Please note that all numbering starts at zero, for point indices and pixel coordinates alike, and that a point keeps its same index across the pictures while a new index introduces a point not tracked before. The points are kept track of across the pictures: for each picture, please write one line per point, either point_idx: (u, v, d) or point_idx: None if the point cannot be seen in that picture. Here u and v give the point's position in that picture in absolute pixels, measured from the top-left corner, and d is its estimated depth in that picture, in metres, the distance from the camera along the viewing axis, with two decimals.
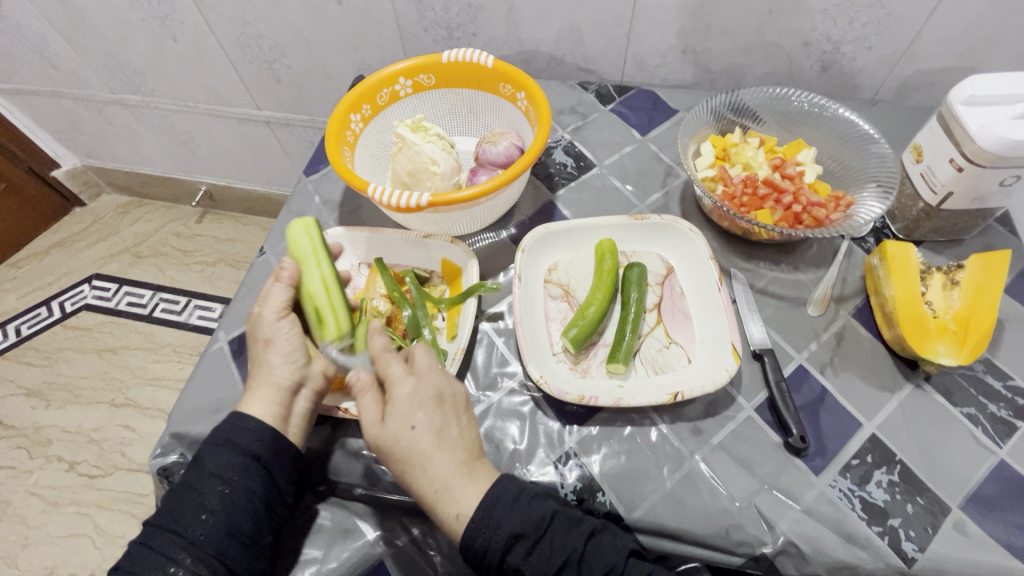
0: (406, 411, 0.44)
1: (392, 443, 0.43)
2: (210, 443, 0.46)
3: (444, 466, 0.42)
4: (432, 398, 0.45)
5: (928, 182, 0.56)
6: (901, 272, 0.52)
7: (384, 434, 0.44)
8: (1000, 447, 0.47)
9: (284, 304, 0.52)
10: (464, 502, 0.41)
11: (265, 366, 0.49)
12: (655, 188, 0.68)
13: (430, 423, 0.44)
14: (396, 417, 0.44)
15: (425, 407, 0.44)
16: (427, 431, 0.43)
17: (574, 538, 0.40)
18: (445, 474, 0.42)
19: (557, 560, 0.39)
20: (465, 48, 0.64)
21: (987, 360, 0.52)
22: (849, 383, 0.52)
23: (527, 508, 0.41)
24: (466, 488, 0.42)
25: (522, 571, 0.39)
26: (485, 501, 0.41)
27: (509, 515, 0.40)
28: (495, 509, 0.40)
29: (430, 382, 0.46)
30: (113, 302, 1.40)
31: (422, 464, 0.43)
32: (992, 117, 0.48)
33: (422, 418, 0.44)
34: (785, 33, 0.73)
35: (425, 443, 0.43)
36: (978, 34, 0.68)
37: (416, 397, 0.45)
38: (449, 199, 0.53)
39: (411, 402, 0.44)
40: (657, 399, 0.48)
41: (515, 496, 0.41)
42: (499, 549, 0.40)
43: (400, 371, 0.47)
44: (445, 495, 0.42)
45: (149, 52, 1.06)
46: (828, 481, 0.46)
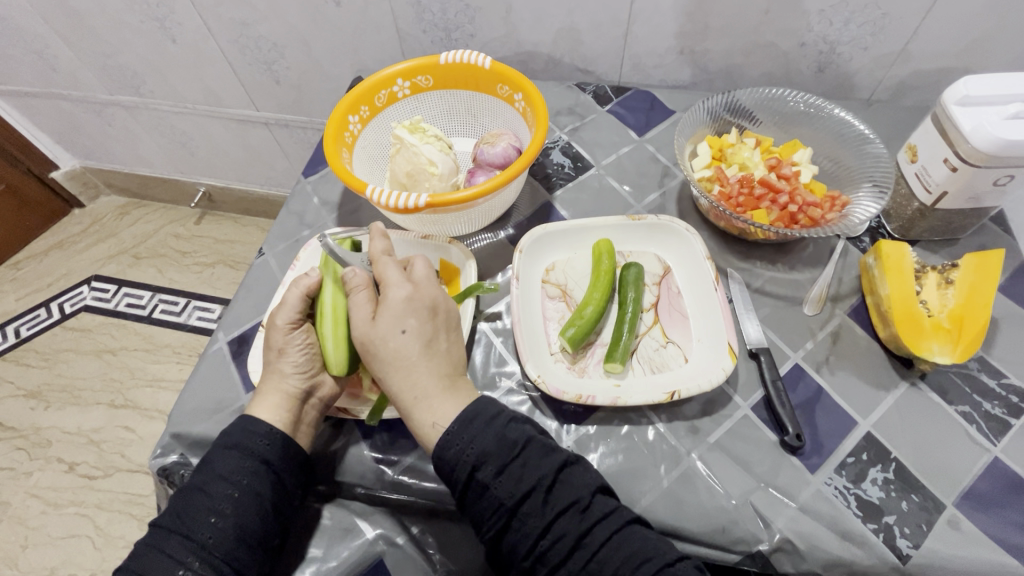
0: (399, 313, 0.46)
1: (382, 343, 0.46)
2: (220, 446, 0.47)
3: (427, 377, 0.45)
4: (426, 308, 0.48)
5: (923, 181, 0.56)
6: (895, 271, 0.52)
7: (374, 330, 0.46)
8: (994, 444, 0.47)
9: (298, 314, 0.51)
10: (441, 413, 0.44)
11: (276, 373, 0.50)
12: (652, 188, 0.68)
13: (421, 333, 0.46)
14: (389, 316, 0.46)
15: (418, 316, 0.47)
16: (418, 338, 0.46)
17: (546, 465, 0.41)
18: (427, 384, 0.45)
19: (526, 483, 0.40)
20: (462, 50, 0.64)
21: (982, 359, 0.52)
22: (845, 382, 0.52)
23: (502, 430, 0.42)
24: (445, 402, 0.44)
25: (490, 490, 0.40)
26: (465, 417, 0.42)
27: (484, 433, 0.42)
28: (469, 426, 0.42)
29: (426, 292, 0.48)
30: (113, 303, 1.40)
31: (407, 367, 0.45)
32: (986, 117, 0.48)
33: (414, 324, 0.46)
34: (781, 34, 0.74)
35: (414, 350, 0.46)
36: (973, 35, 0.69)
37: (410, 303, 0.47)
38: (447, 200, 0.53)
39: (405, 305, 0.47)
40: (654, 398, 0.49)
41: (493, 416, 0.43)
42: (469, 466, 0.41)
43: (397, 277, 0.49)
44: (422, 404, 0.44)
45: (147, 53, 1.07)
46: (823, 478, 0.47)
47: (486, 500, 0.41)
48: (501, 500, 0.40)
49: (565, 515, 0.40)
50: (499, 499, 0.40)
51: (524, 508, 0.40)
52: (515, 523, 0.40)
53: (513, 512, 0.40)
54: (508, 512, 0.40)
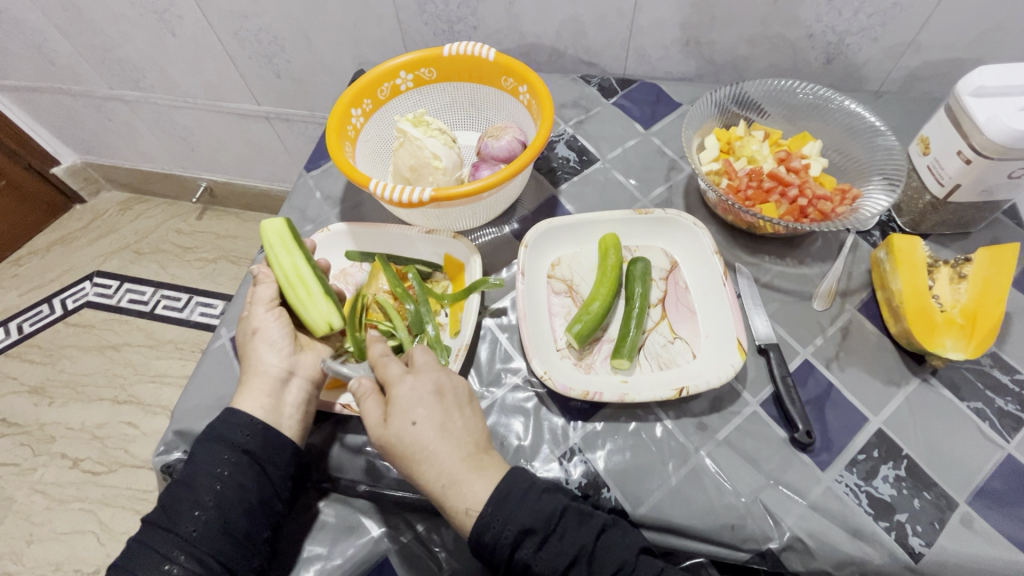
0: (404, 409, 0.43)
1: (396, 439, 0.43)
2: (205, 440, 0.47)
3: (450, 461, 0.42)
4: (431, 393, 0.45)
5: (935, 174, 0.55)
6: (908, 265, 0.51)
7: (386, 433, 0.43)
8: (1007, 441, 0.47)
9: (269, 296, 0.52)
10: (472, 497, 0.41)
11: (255, 358, 0.49)
12: (658, 181, 0.67)
13: (431, 418, 0.43)
14: (396, 414, 0.43)
15: (426, 403, 0.44)
16: (429, 426, 0.43)
17: (584, 532, 0.41)
18: (452, 469, 0.42)
19: (568, 553, 0.40)
20: (466, 41, 0.63)
21: (994, 354, 0.51)
22: (855, 378, 0.51)
23: (536, 503, 0.41)
24: (474, 484, 0.42)
25: (532, 566, 0.40)
26: (495, 498, 0.41)
27: (518, 510, 0.40)
28: (503, 505, 0.40)
29: (428, 377, 0.45)
30: (115, 299, 1.40)
31: (427, 457, 0.42)
32: (1001, 109, 0.48)
33: (423, 413, 0.43)
34: (789, 25, 0.73)
35: (429, 438, 0.43)
36: (985, 25, 0.68)
37: (416, 393, 0.44)
38: (451, 194, 0.52)
39: (411, 399, 0.44)
40: (662, 394, 0.48)
41: (525, 491, 0.41)
42: (509, 545, 0.40)
43: (399, 371, 0.46)
44: (452, 491, 0.42)
45: (147, 47, 1.06)
46: (834, 476, 0.46)
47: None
48: (546, 575, 0.40)
49: None
50: (543, 575, 0.40)
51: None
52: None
53: None
54: None
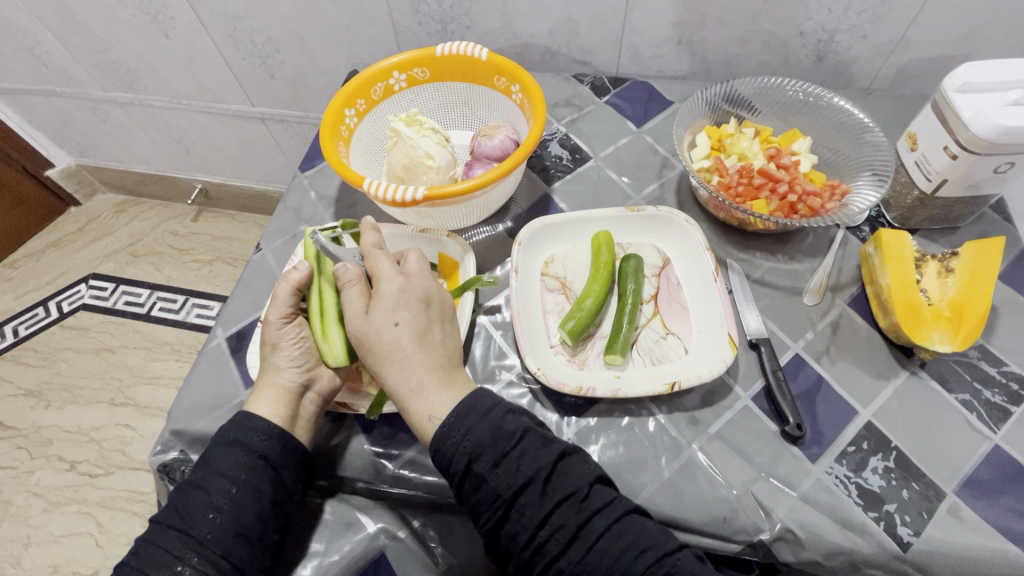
0: (389, 306, 0.46)
1: (375, 334, 0.46)
2: (220, 442, 0.46)
3: (421, 367, 0.45)
4: (419, 299, 0.47)
5: (922, 169, 0.56)
6: (897, 259, 0.52)
7: (366, 323, 0.46)
8: (994, 432, 0.48)
9: (288, 309, 0.52)
10: (437, 406, 0.44)
11: (272, 367, 0.50)
12: (651, 179, 0.67)
13: (413, 324, 0.46)
14: (378, 311, 0.46)
15: (411, 308, 0.47)
16: (409, 330, 0.46)
17: (544, 455, 0.42)
18: (421, 375, 0.45)
19: (524, 474, 0.40)
20: (459, 41, 0.64)
21: (982, 347, 0.52)
22: (845, 372, 0.52)
23: (499, 421, 0.42)
24: (439, 393, 0.44)
25: (487, 482, 0.41)
26: (460, 410, 0.43)
27: (479, 424, 0.42)
28: (466, 416, 0.42)
29: (417, 284, 0.48)
30: (111, 302, 1.40)
31: (399, 359, 0.45)
32: (986, 105, 0.48)
33: (407, 317, 0.46)
34: (779, 23, 0.76)
35: (407, 342, 0.46)
36: (970, 24, 0.70)
37: (401, 296, 0.47)
38: (444, 192, 0.53)
39: (398, 299, 0.47)
40: (654, 389, 0.49)
41: (488, 410, 0.43)
42: (467, 456, 0.41)
43: (390, 270, 0.49)
44: (416, 396, 0.44)
45: (141, 49, 1.06)
46: (824, 467, 0.47)
47: (482, 492, 0.41)
48: (498, 491, 0.40)
49: (563, 506, 0.40)
50: (497, 491, 0.40)
51: (522, 499, 0.40)
52: (513, 514, 0.40)
53: (510, 504, 0.40)
54: (506, 505, 0.40)
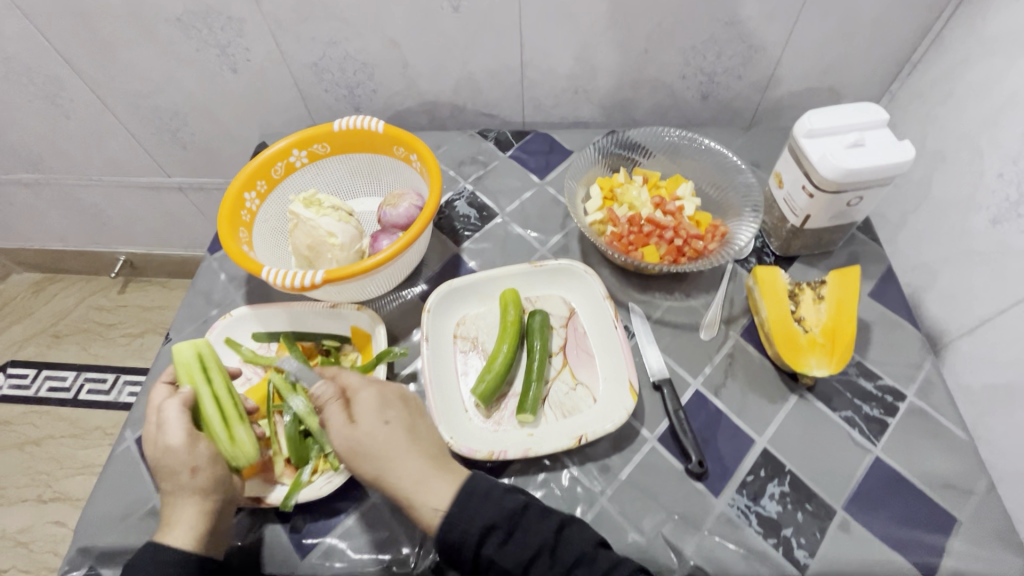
0: (374, 408, 0.47)
1: (366, 438, 0.45)
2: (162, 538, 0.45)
3: (419, 461, 0.45)
4: (397, 398, 0.49)
5: (789, 206, 0.61)
6: (771, 294, 0.56)
7: (352, 433, 0.46)
8: (874, 444, 0.52)
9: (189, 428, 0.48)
10: (440, 497, 0.44)
11: (192, 492, 0.46)
12: (555, 229, 0.70)
13: (401, 420, 0.47)
14: (364, 416, 0.46)
15: (394, 406, 0.48)
16: (400, 427, 0.46)
17: (546, 527, 0.43)
18: (418, 471, 0.45)
19: (531, 548, 0.42)
20: (355, 116, 0.66)
21: (859, 364, 0.57)
22: (741, 402, 0.55)
23: (500, 500, 0.44)
24: (442, 483, 0.45)
25: (496, 563, 0.41)
26: (459, 498, 0.43)
27: (482, 507, 0.43)
28: (467, 503, 0.43)
29: (392, 386, 0.50)
30: (33, 390, 1.33)
31: (396, 459, 0.45)
32: (830, 150, 0.54)
33: (394, 413, 0.47)
34: (663, 69, 0.82)
35: (401, 439, 0.46)
36: (828, 59, 0.79)
37: (375, 405, 0.47)
38: (344, 273, 0.54)
39: (378, 402, 0.47)
40: (563, 444, 0.50)
41: (488, 491, 0.44)
42: (473, 542, 0.42)
43: (360, 380, 0.50)
44: (419, 493, 0.44)
45: (43, 132, 1.04)
46: (727, 500, 0.49)
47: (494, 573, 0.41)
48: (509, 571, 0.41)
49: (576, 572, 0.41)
50: (507, 570, 0.41)
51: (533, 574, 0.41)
52: None
53: None
54: None
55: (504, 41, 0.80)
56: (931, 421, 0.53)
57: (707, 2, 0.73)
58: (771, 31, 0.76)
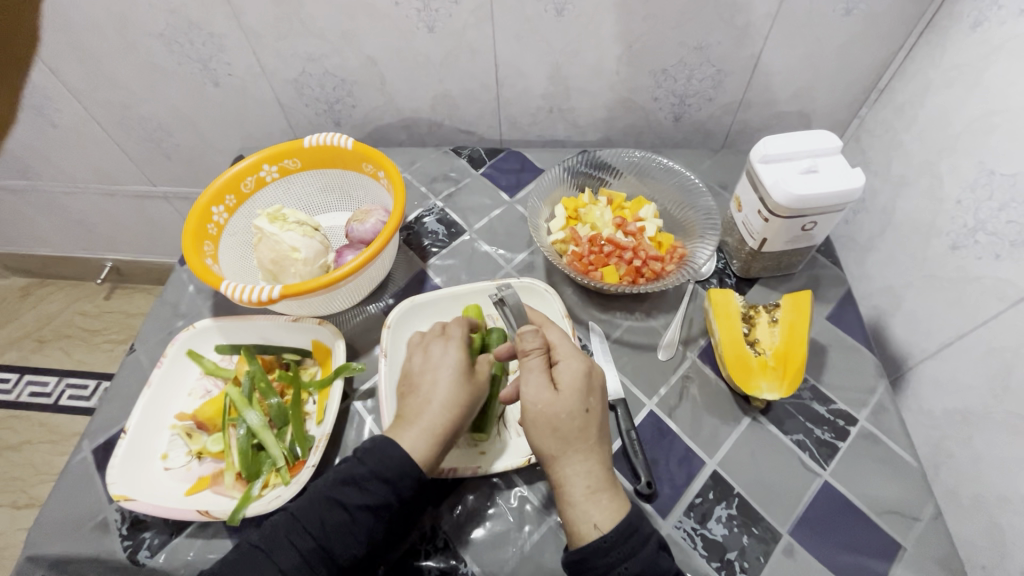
0: (581, 390, 0.46)
1: (568, 421, 0.45)
2: (329, 508, 0.45)
3: (597, 465, 0.45)
4: (599, 386, 0.48)
5: (748, 229, 0.62)
6: (725, 317, 0.56)
7: (560, 404, 0.46)
8: (823, 468, 0.52)
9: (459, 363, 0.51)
10: (604, 515, 0.43)
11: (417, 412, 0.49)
12: (522, 247, 0.71)
13: (598, 412, 0.47)
14: (572, 391, 0.46)
15: (595, 394, 0.47)
16: (595, 418, 0.46)
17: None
18: (594, 475, 0.45)
19: None
20: (324, 133, 0.67)
21: (813, 387, 0.57)
22: (694, 423, 0.56)
23: (655, 556, 0.41)
24: (607, 500, 0.44)
25: None
26: (623, 529, 0.42)
27: (640, 550, 0.41)
28: (626, 541, 0.41)
29: (596, 370, 0.49)
30: (13, 395, 1.34)
31: (578, 451, 0.45)
32: (782, 175, 0.55)
33: (596, 402, 0.47)
34: (635, 91, 0.84)
35: (592, 431, 0.46)
36: (796, 84, 0.80)
37: (586, 380, 0.47)
38: (303, 288, 0.55)
39: (586, 384, 0.47)
40: (513, 463, 0.52)
41: (648, 538, 0.42)
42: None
43: (574, 353, 0.49)
44: (591, 497, 0.44)
45: (29, 140, 1.06)
46: (674, 522, 0.50)
47: None
48: None
49: None
50: None
51: None
52: None
53: None
54: None
55: (479, 60, 0.81)
56: (881, 447, 0.54)
57: (676, 28, 0.74)
58: (740, 57, 0.77)
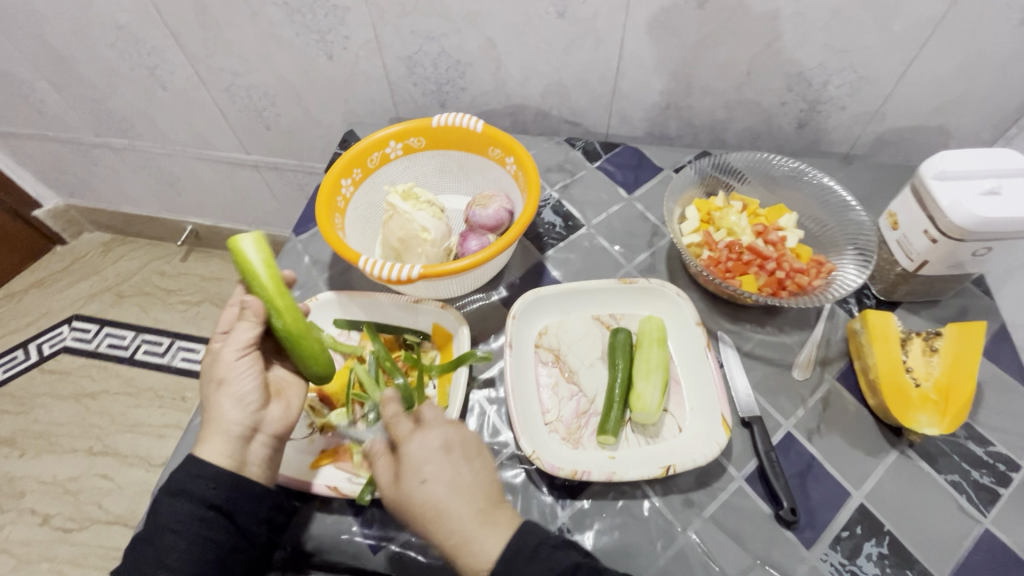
0: (411, 466, 0.44)
1: (410, 498, 0.43)
2: (166, 493, 0.44)
3: (462, 517, 0.41)
4: (441, 449, 0.45)
5: (904, 249, 0.58)
6: (882, 342, 0.53)
7: (400, 491, 0.44)
8: (984, 515, 0.48)
9: (247, 342, 0.48)
10: (484, 556, 0.40)
11: (213, 414, 0.46)
12: (642, 247, 0.69)
13: (442, 475, 0.43)
14: (405, 472, 0.44)
15: (433, 459, 0.44)
16: (440, 483, 0.43)
17: None
18: (464, 525, 0.41)
19: None
20: (454, 113, 0.66)
21: (968, 426, 0.53)
22: (836, 450, 0.52)
23: (547, 563, 0.39)
24: (486, 538, 0.40)
25: None
26: (506, 558, 0.39)
27: (527, 570, 0.39)
28: (514, 566, 0.39)
29: (437, 430, 0.46)
30: (93, 344, 1.39)
31: (439, 514, 0.42)
32: (962, 194, 0.51)
33: (432, 470, 0.43)
34: (763, 93, 0.80)
35: (441, 494, 0.42)
36: (942, 97, 0.75)
37: (425, 449, 0.44)
38: (440, 271, 0.54)
39: (419, 456, 0.44)
40: (649, 473, 0.48)
41: (534, 550, 0.40)
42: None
43: (406, 429, 0.46)
44: (470, 548, 0.40)
45: (137, 100, 1.08)
46: (819, 554, 0.47)
47: None
48: None
49: None
50: None
51: None
52: None
53: None
54: None
55: (604, 51, 0.78)
56: None
57: (824, 29, 0.70)
58: (889, 63, 0.72)
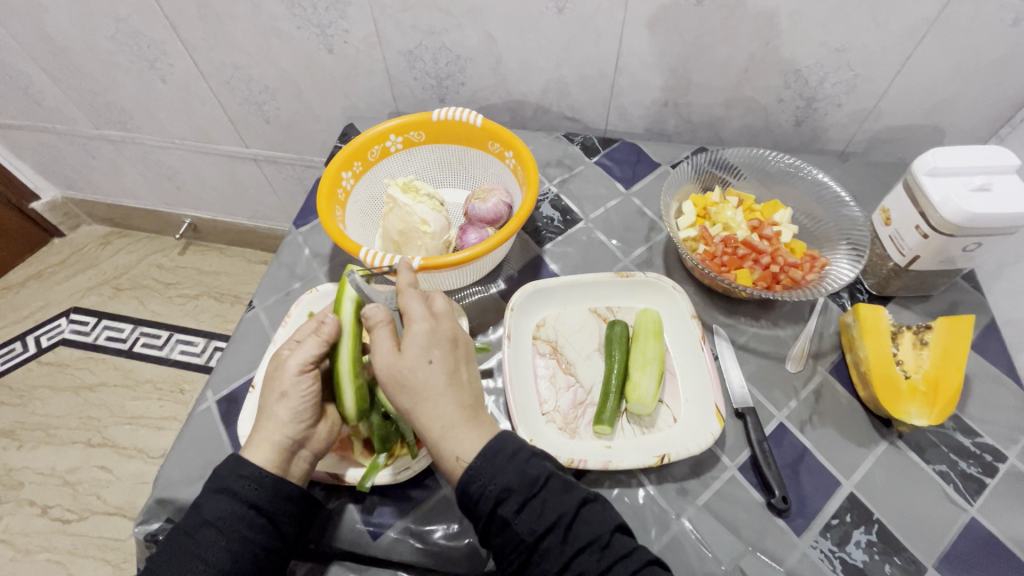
0: (423, 345, 0.45)
1: (410, 372, 0.44)
2: (207, 490, 0.45)
3: (454, 407, 0.44)
4: (449, 340, 0.47)
5: (896, 244, 0.59)
6: (874, 334, 0.54)
7: (401, 362, 0.45)
8: (971, 504, 0.49)
9: (311, 359, 0.50)
10: (466, 446, 0.43)
11: (268, 422, 0.47)
12: (639, 242, 0.69)
13: (446, 363, 0.45)
14: (414, 348, 0.45)
15: (442, 347, 0.46)
16: (443, 369, 0.45)
17: (567, 500, 0.41)
18: (454, 415, 0.44)
19: (547, 519, 0.40)
20: (454, 107, 0.66)
21: (956, 418, 0.54)
22: (827, 440, 0.53)
23: (523, 465, 0.42)
24: (471, 432, 0.43)
25: (511, 525, 0.40)
26: (487, 451, 0.42)
27: (506, 467, 0.41)
28: (492, 461, 0.41)
29: (447, 326, 0.48)
30: (92, 337, 1.39)
31: (432, 398, 0.44)
32: (954, 190, 0.51)
33: (440, 355, 0.45)
34: (760, 90, 0.80)
35: (440, 380, 0.44)
36: (937, 96, 0.76)
37: (435, 337, 0.46)
38: (440, 262, 0.54)
39: (428, 338, 0.46)
40: (644, 461, 0.50)
41: (514, 453, 0.42)
42: (492, 500, 0.41)
43: (420, 310, 0.47)
44: (452, 435, 0.43)
45: (137, 92, 1.08)
46: (810, 541, 0.48)
47: (506, 534, 0.40)
48: (523, 535, 0.40)
49: (584, 554, 0.39)
50: (519, 535, 0.40)
51: (544, 543, 0.40)
52: (535, 558, 0.40)
53: (533, 547, 0.40)
54: (529, 548, 0.40)
55: (602, 47, 0.79)
56: None
57: (821, 27, 0.70)
58: (884, 62, 0.73)
